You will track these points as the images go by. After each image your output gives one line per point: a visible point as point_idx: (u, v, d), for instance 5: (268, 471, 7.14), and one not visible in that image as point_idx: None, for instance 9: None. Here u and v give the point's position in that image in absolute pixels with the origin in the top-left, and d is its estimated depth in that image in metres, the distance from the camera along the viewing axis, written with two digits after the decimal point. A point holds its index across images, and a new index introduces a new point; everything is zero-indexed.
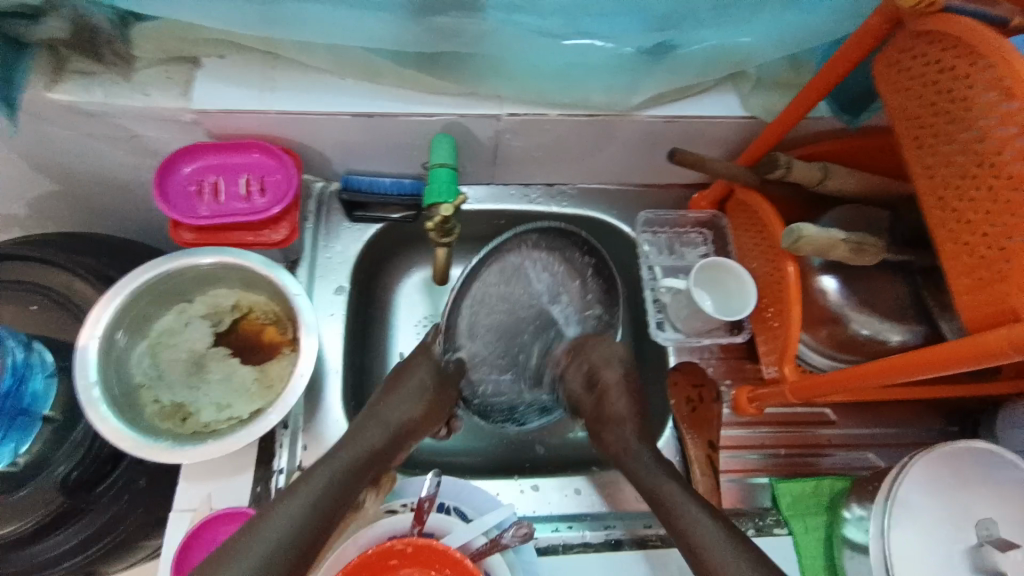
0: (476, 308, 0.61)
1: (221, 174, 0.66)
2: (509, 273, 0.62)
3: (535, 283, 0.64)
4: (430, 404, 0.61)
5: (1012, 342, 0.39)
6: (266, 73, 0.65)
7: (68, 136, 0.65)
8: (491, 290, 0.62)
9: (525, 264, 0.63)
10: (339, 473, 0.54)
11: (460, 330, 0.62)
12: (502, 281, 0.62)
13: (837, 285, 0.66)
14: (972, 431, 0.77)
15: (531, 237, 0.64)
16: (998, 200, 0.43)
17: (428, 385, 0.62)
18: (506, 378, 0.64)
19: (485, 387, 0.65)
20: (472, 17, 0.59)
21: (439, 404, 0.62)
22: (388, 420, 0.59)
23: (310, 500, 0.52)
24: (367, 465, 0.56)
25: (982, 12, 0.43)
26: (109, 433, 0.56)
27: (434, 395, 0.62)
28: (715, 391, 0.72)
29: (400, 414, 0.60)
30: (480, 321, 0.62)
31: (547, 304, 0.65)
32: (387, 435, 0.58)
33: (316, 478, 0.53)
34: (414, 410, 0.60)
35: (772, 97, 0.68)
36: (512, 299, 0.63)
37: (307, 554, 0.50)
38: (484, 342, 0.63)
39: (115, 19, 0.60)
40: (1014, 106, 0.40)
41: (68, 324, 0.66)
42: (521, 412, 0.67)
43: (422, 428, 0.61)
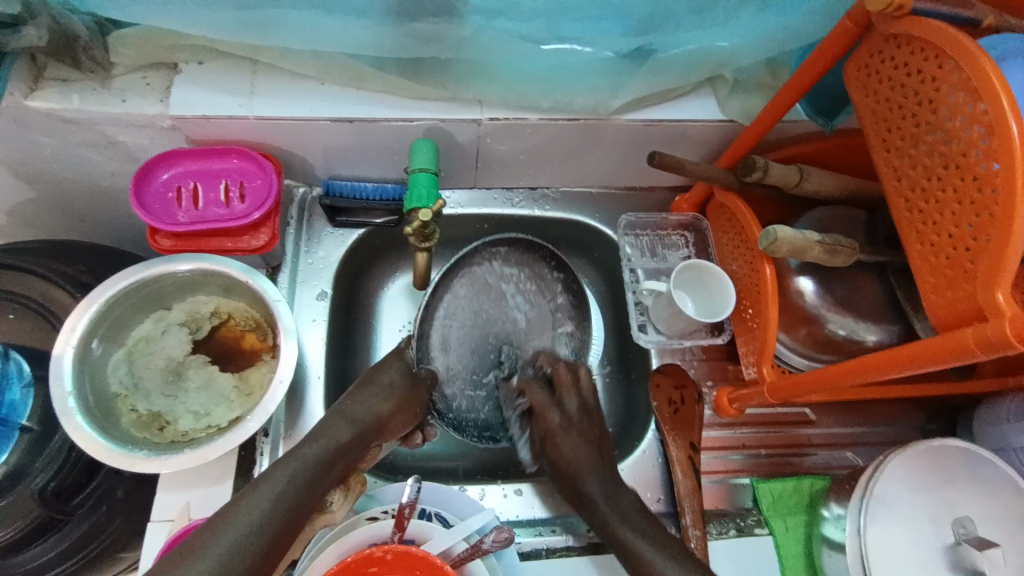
0: (450, 320, 0.67)
1: (201, 180, 0.65)
2: (482, 291, 0.68)
3: (507, 300, 0.69)
4: (400, 400, 0.61)
5: (982, 340, 0.40)
6: (245, 78, 0.65)
7: (47, 143, 0.65)
8: (464, 306, 0.68)
9: (496, 280, 0.69)
10: (304, 470, 0.53)
11: (436, 340, 0.67)
12: (476, 298, 0.68)
13: (814, 286, 0.67)
14: (949, 428, 0.78)
15: (501, 253, 0.70)
16: (963, 200, 0.43)
17: (399, 383, 0.62)
18: (480, 393, 0.67)
19: (459, 398, 0.67)
20: (452, 22, 0.59)
21: (410, 401, 0.62)
22: (355, 416, 0.59)
23: (271, 499, 0.51)
24: (333, 462, 0.55)
25: (945, 13, 0.45)
26: (85, 442, 0.55)
27: (405, 392, 0.62)
28: (698, 392, 0.72)
29: (368, 410, 0.59)
30: (454, 333, 0.67)
31: (516, 316, 0.69)
32: (353, 431, 0.58)
33: (279, 474, 0.52)
34: (383, 406, 0.60)
35: (750, 99, 0.69)
36: (488, 312, 0.68)
37: (273, 548, 0.50)
38: (457, 355, 0.67)
39: (93, 26, 0.60)
40: (980, 107, 0.41)
41: (45, 332, 0.65)
42: (495, 427, 0.67)
43: (392, 425, 0.60)
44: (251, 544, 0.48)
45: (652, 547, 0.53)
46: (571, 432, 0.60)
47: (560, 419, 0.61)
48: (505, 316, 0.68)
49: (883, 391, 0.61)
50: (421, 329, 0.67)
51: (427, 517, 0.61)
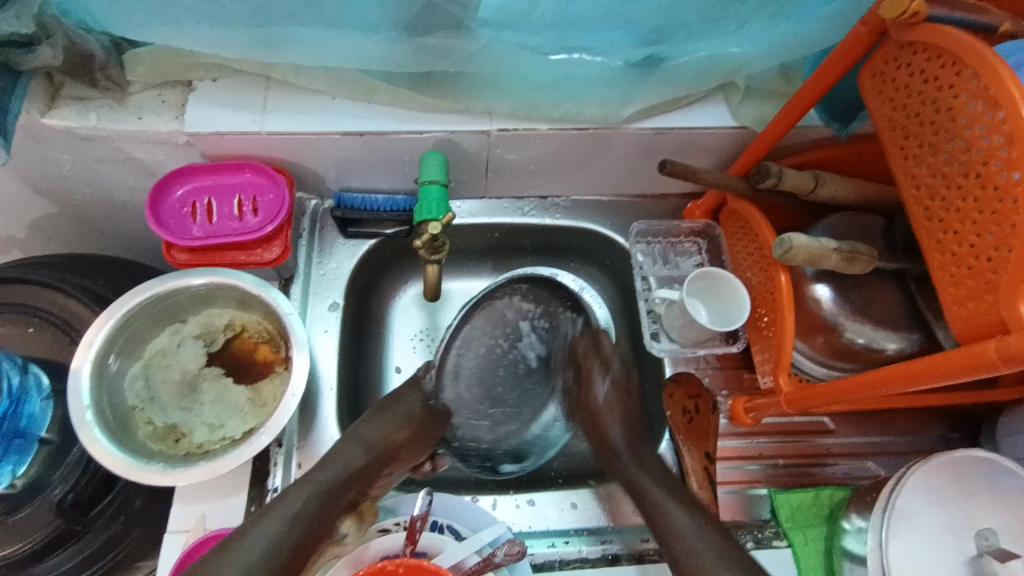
0: (468, 351, 0.70)
1: (214, 195, 0.66)
2: (501, 327, 0.71)
3: (522, 337, 0.71)
4: (415, 429, 0.64)
5: (1005, 354, 0.38)
6: (258, 94, 0.66)
7: (66, 160, 0.66)
8: (482, 340, 0.70)
9: (513, 318, 0.71)
10: (318, 492, 0.55)
11: (450, 369, 0.69)
12: (492, 333, 0.71)
13: (831, 293, 0.65)
14: (973, 437, 0.76)
15: (518, 288, 0.72)
16: (983, 210, 0.42)
17: (416, 414, 0.65)
18: (486, 423, 0.70)
19: (463, 427, 0.69)
20: (461, 36, 0.59)
21: (424, 431, 0.65)
22: (370, 442, 0.61)
23: (286, 521, 0.52)
24: (346, 486, 0.57)
25: (963, 20, 0.44)
26: (101, 455, 0.56)
27: (420, 423, 0.65)
28: (712, 401, 0.72)
29: (382, 436, 0.62)
30: (469, 365, 0.70)
31: (527, 351, 0.71)
32: (366, 456, 0.60)
33: (295, 496, 0.54)
34: (396, 433, 0.63)
35: (764, 106, 0.68)
36: (502, 348, 0.71)
37: (288, 569, 0.50)
38: (468, 384, 0.70)
39: (109, 45, 0.61)
40: (1000, 115, 0.40)
41: (64, 345, 0.66)
42: (496, 457, 0.70)
43: (403, 454, 0.63)
44: (266, 566, 0.49)
45: (672, 500, 0.57)
46: (606, 378, 0.68)
47: (599, 369, 0.68)
48: (517, 353, 0.71)
49: (904, 400, 0.60)
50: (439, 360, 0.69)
51: (438, 529, 0.60)
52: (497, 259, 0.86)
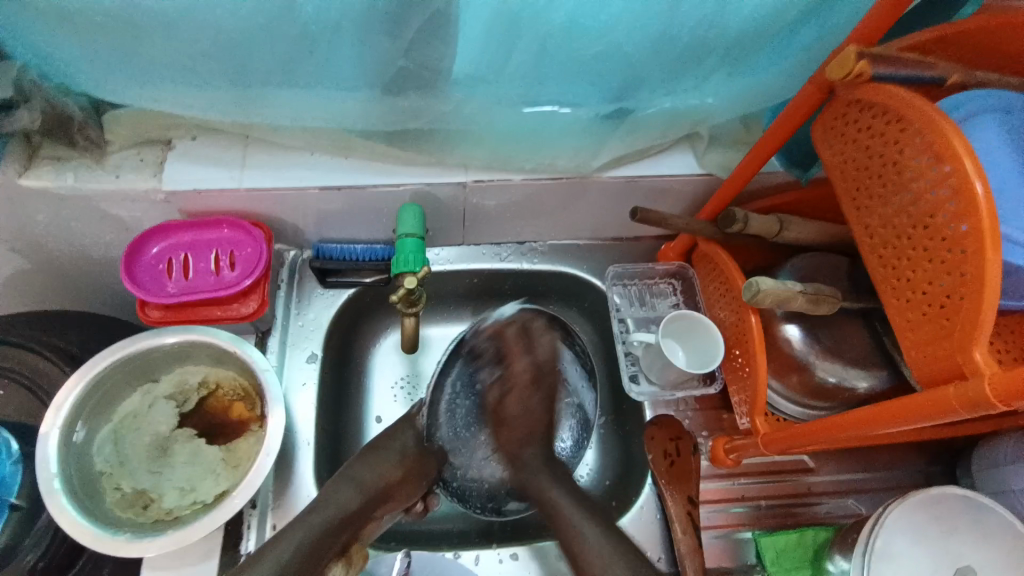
0: (460, 385, 0.66)
1: (191, 251, 0.66)
2: (488, 356, 0.66)
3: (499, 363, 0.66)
4: (409, 468, 0.61)
5: (963, 399, 0.40)
6: (236, 151, 0.67)
7: (39, 218, 0.66)
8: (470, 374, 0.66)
9: (500, 349, 0.66)
10: (308, 538, 0.53)
11: (446, 406, 0.66)
12: (479, 363, 0.66)
13: (801, 333, 0.67)
14: (950, 472, 0.77)
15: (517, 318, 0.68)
16: (934, 259, 0.44)
17: (411, 450, 0.62)
18: (489, 461, 0.65)
19: (465, 467, 0.66)
20: (435, 96, 0.60)
21: (417, 473, 0.62)
22: (363, 481, 0.59)
23: (278, 566, 0.50)
24: (340, 528, 0.55)
25: (913, 76, 0.47)
26: (69, 525, 0.54)
27: (414, 462, 0.62)
28: (692, 443, 0.72)
29: (377, 476, 0.59)
30: (465, 402, 0.66)
31: None
32: (361, 498, 0.57)
33: (287, 540, 0.52)
34: (390, 473, 0.60)
35: (729, 153, 0.71)
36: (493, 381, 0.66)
37: None
38: (466, 423, 0.66)
39: (88, 108, 0.63)
40: (945, 169, 0.42)
41: (33, 407, 0.64)
42: (499, 497, 0.66)
43: (396, 494, 0.60)
44: None
45: (580, 516, 0.55)
46: (519, 387, 0.65)
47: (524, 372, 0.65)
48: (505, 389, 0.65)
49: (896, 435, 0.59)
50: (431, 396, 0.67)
51: None
52: (477, 304, 0.87)
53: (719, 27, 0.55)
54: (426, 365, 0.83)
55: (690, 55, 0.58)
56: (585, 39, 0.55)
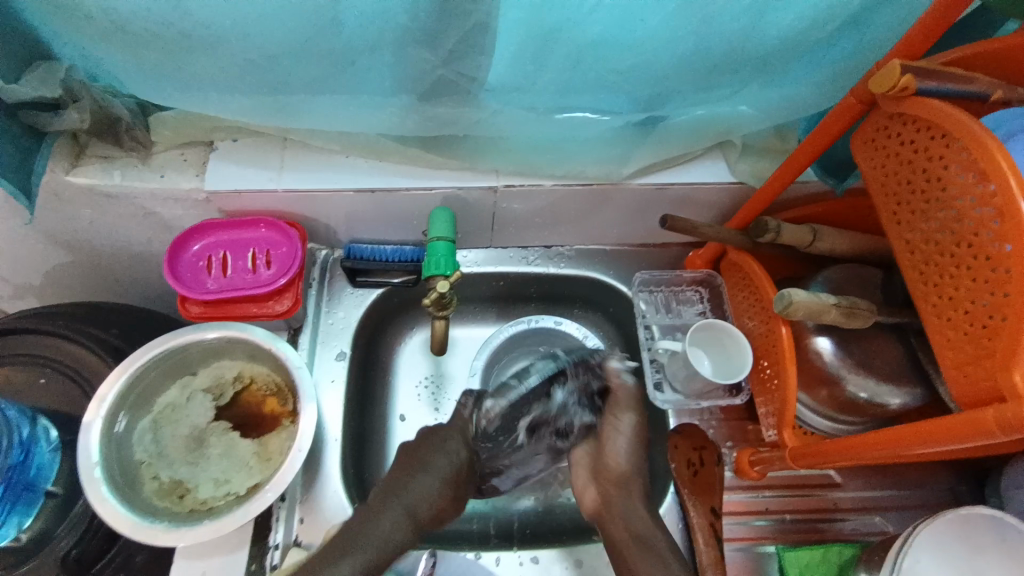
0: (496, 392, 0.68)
1: (229, 249, 0.68)
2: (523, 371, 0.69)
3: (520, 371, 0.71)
4: (453, 488, 0.61)
5: (1003, 423, 0.39)
6: (275, 153, 0.69)
7: (85, 215, 0.69)
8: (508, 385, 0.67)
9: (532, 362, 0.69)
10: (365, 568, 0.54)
11: (491, 405, 0.66)
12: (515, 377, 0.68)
13: (832, 346, 0.66)
14: (981, 490, 0.75)
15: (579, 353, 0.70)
16: (978, 278, 0.43)
17: (455, 469, 0.61)
18: (490, 445, 0.67)
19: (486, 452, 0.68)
20: (467, 106, 0.61)
21: (463, 488, 0.62)
22: (412, 508, 0.58)
23: None
24: (390, 555, 0.56)
25: (965, 92, 0.46)
26: (110, 515, 0.56)
27: (458, 481, 0.61)
28: (717, 454, 0.71)
29: (428, 503, 0.59)
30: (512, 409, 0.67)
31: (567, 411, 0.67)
32: (411, 524, 0.58)
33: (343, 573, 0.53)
34: (440, 498, 0.60)
35: (760, 163, 0.71)
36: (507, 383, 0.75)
37: None
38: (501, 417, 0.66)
39: (134, 108, 0.65)
40: (990, 187, 0.41)
41: (76, 397, 0.67)
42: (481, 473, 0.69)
43: (443, 516, 0.60)
44: None
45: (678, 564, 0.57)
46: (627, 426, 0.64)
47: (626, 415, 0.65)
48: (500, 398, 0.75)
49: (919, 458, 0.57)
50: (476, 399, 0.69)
51: None
52: (501, 306, 0.88)
53: (759, 36, 0.54)
54: (452, 365, 0.84)
55: (725, 64, 0.57)
56: (618, 52, 0.55)
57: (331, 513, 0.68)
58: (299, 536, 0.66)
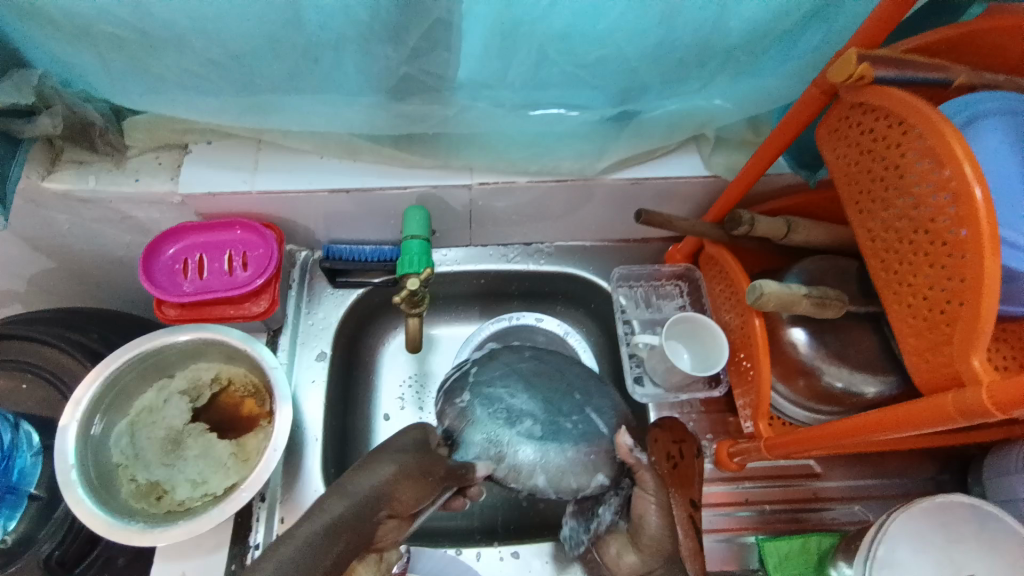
0: (539, 453, 0.62)
1: (206, 251, 0.68)
2: (583, 458, 0.62)
3: (572, 423, 0.65)
4: (409, 467, 0.52)
5: (961, 407, 0.40)
6: (249, 155, 0.69)
7: (63, 220, 0.69)
8: (554, 466, 0.61)
9: (596, 448, 0.63)
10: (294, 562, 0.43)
11: (545, 461, 0.62)
12: (573, 459, 0.62)
13: (807, 336, 0.66)
14: (962, 479, 0.76)
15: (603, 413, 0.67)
16: (935, 264, 0.43)
17: (415, 450, 0.54)
18: (524, 445, 0.62)
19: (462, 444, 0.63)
20: (437, 104, 0.61)
21: (426, 472, 0.53)
22: (355, 490, 0.48)
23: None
24: (333, 540, 0.45)
25: (927, 80, 0.46)
26: (87, 517, 0.56)
27: (419, 462, 0.53)
28: (697, 446, 0.66)
29: (372, 478, 0.49)
30: (530, 481, 0.61)
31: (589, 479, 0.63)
32: (352, 506, 0.47)
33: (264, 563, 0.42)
34: (387, 470, 0.50)
35: (734, 155, 0.71)
36: (540, 374, 0.69)
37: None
38: (549, 461, 0.62)
39: (108, 113, 0.64)
40: (945, 173, 0.41)
41: (55, 401, 0.67)
42: (491, 433, 0.62)
43: (401, 493, 0.50)
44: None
45: None
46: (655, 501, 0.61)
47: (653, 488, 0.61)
48: (520, 360, 0.70)
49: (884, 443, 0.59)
50: (512, 420, 0.63)
51: None
52: (484, 304, 0.88)
53: (721, 28, 0.55)
54: (435, 364, 0.84)
55: (690, 58, 0.58)
56: (583, 46, 0.55)
57: None
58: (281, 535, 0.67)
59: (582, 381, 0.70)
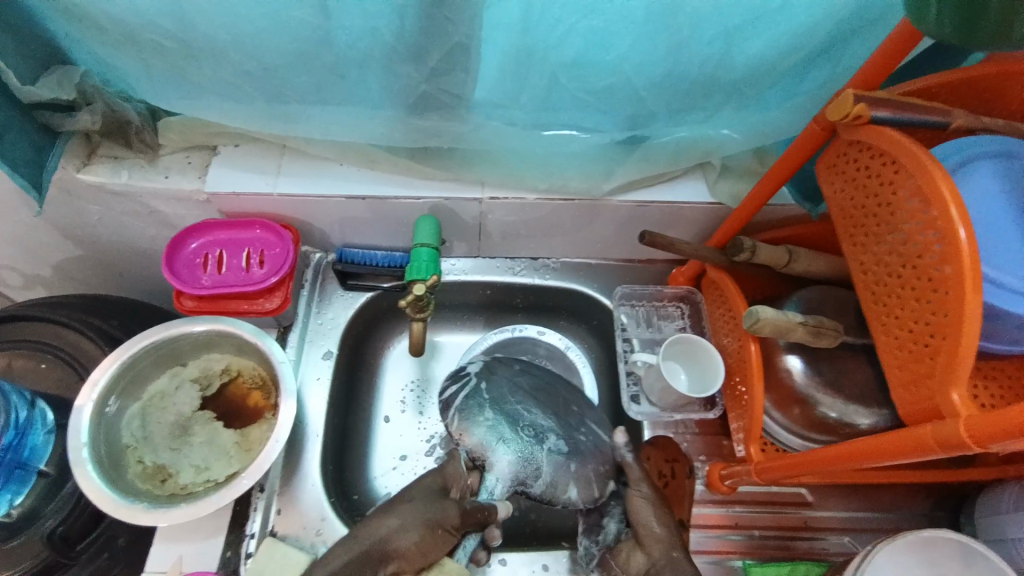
0: (569, 467, 0.66)
1: (226, 248, 0.72)
2: (598, 469, 0.67)
3: (584, 435, 0.69)
4: (414, 521, 0.58)
5: (940, 439, 0.41)
6: (273, 159, 0.73)
7: (94, 211, 0.73)
8: (587, 478, 0.66)
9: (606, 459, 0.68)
10: None
11: (574, 473, 0.66)
12: (591, 470, 0.67)
13: (802, 365, 0.67)
14: (954, 517, 0.76)
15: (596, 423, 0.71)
16: (921, 298, 0.44)
17: (428, 500, 0.60)
18: (554, 459, 0.66)
19: (497, 469, 0.65)
20: (453, 120, 0.65)
21: (438, 520, 0.59)
22: (358, 538, 0.57)
23: None
24: None
25: (926, 121, 0.48)
26: (94, 494, 0.59)
27: (432, 513, 0.59)
28: (688, 467, 0.75)
29: (374, 529, 0.57)
30: (565, 495, 0.65)
31: (608, 487, 0.67)
32: (353, 553, 0.56)
33: None
34: (388, 522, 0.57)
35: (739, 183, 0.73)
36: (541, 389, 0.71)
37: None
38: (577, 474, 0.66)
39: (145, 112, 0.69)
40: (933, 213, 0.43)
41: (72, 382, 0.70)
42: (522, 452, 0.65)
43: (403, 545, 0.57)
44: None
45: None
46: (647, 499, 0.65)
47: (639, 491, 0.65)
48: (516, 377, 0.71)
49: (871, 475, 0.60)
50: (539, 437, 0.67)
51: None
52: (489, 314, 0.90)
53: (727, 63, 0.57)
54: (437, 370, 0.86)
55: (697, 89, 0.60)
56: (594, 73, 0.58)
57: (307, 509, 0.70)
58: (276, 526, 0.68)
59: (572, 392, 0.74)
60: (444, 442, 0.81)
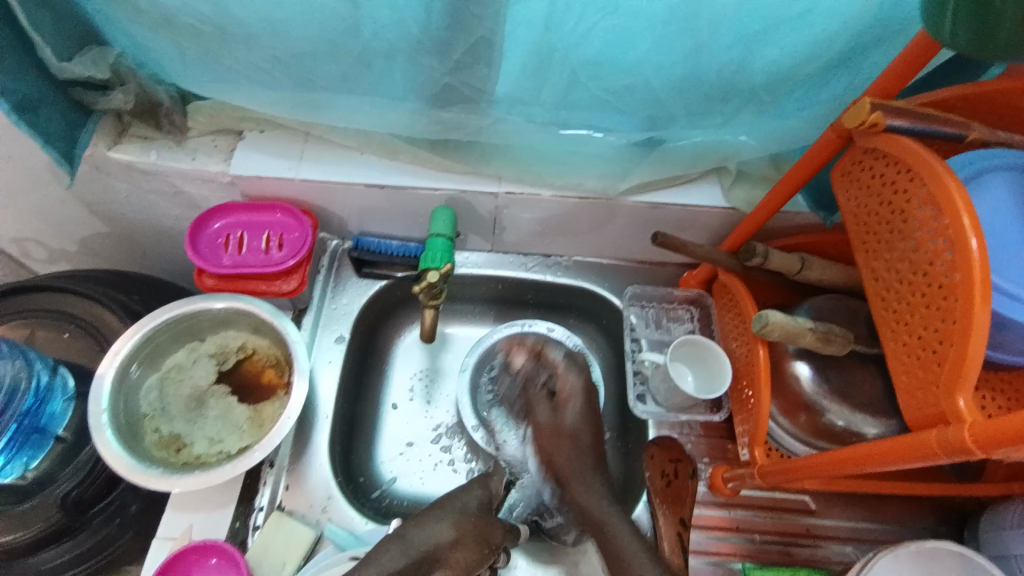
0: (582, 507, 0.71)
1: (247, 230, 0.74)
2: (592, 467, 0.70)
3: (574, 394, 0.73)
4: (464, 529, 0.59)
5: (943, 444, 0.41)
6: (297, 146, 0.75)
7: (122, 188, 0.75)
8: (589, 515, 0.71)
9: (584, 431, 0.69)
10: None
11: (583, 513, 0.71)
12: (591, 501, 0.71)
13: (811, 372, 0.68)
14: (958, 532, 0.75)
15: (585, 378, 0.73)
16: (931, 305, 0.45)
17: (472, 510, 0.61)
18: None
19: (523, 487, 0.74)
20: (475, 113, 0.66)
21: (481, 530, 0.60)
22: (412, 543, 0.56)
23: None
24: None
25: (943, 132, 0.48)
26: (112, 458, 0.61)
27: (474, 525, 0.60)
28: (691, 468, 0.72)
29: (429, 535, 0.57)
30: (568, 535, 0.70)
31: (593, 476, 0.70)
32: (407, 560, 0.55)
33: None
34: (444, 530, 0.58)
35: (754, 189, 0.73)
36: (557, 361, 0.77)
37: None
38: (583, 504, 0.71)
39: (176, 96, 0.71)
40: (945, 221, 0.43)
41: (93, 353, 0.72)
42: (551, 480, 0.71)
43: (455, 556, 0.57)
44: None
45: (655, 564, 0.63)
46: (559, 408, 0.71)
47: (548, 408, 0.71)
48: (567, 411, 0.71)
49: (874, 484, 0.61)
50: None
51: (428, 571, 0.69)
52: (500, 308, 0.91)
53: (747, 70, 0.58)
54: (446, 361, 0.88)
55: (716, 93, 0.61)
56: (616, 73, 0.59)
57: (315, 486, 0.71)
58: (284, 501, 0.70)
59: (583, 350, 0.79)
60: (449, 432, 0.82)
